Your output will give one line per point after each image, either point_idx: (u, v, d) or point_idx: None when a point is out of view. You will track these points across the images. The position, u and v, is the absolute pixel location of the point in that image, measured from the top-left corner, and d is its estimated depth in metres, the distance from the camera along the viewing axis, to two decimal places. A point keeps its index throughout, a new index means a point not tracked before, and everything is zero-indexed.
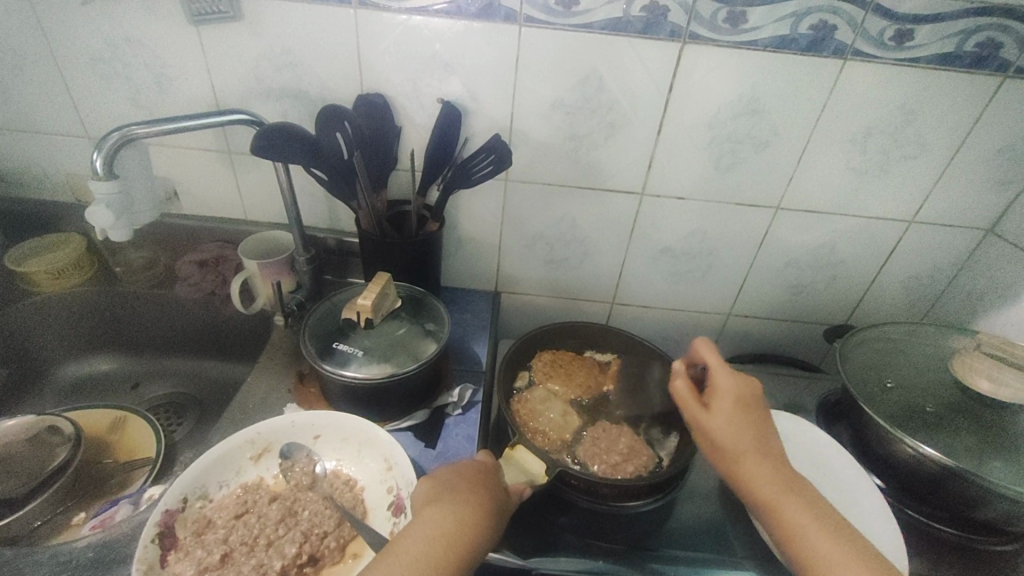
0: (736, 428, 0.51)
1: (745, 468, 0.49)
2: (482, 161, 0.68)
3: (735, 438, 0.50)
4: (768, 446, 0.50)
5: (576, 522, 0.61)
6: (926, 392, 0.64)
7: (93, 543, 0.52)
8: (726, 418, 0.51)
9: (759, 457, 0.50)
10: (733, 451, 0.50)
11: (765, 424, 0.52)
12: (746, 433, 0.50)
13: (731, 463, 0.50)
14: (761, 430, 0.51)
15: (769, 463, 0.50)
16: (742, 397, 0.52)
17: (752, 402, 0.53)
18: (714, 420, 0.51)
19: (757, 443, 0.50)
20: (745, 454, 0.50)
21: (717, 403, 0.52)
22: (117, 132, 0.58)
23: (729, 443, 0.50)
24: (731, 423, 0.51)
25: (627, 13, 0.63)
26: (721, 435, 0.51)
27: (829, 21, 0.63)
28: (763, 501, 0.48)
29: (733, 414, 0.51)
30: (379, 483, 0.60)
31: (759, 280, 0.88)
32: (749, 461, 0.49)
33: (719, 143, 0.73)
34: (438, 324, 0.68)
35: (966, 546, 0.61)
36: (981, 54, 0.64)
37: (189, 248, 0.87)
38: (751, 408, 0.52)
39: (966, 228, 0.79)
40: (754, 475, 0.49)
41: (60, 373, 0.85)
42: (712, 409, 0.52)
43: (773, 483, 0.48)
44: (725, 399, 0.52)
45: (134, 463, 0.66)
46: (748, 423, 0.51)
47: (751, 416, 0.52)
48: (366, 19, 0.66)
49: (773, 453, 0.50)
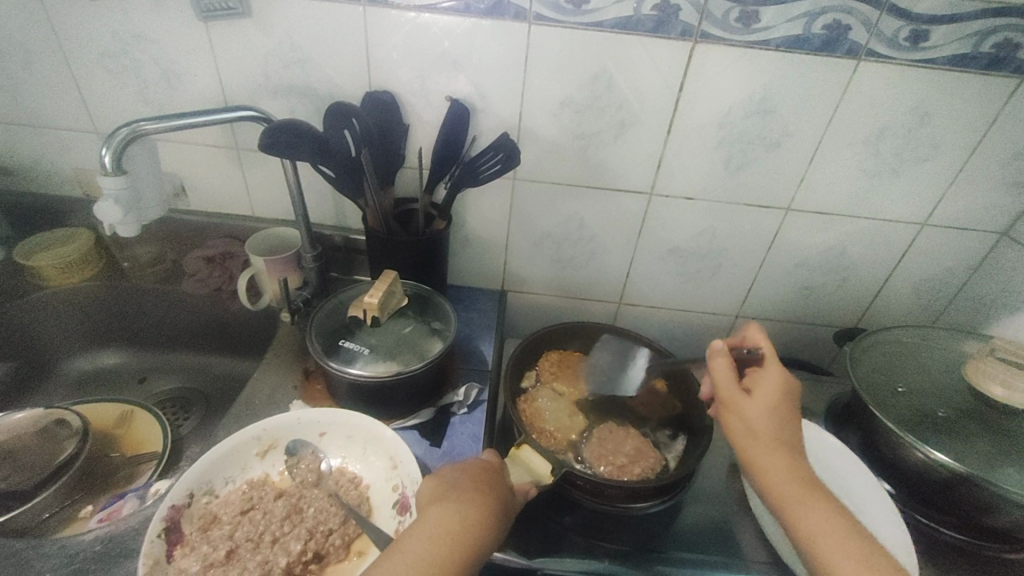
0: (775, 420, 0.50)
1: (770, 460, 0.49)
2: (491, 159, 0.67)
3: (771, 429, 0.50)
4: (796, 440, 0.50)
5: (581, 523, 0.61)
6: (937, 397, 0.63)
7: (100, 537, 0.52)
8: (767, 407, 0.50)
9: (785, 451, 0.49)
10: (765, 442, 0.50)
11: (797, 419, 0.52)
12: (782, 425, 0.50)
13: (757, 454, 0.50)
14: (793, 425, 0.51)
15: (794, 458, 0.49)
16: (788, 387, 0.51)
17: (793, 396, 0.52)
18: (754, 409, 0.50)
19: (787, 437, 0.50)
20: (774, 445, 0.49)
21: (760, 391, 0.51)
22: (127, 127, 0.58)
23: (765, 432, 0.50)
24: (771, 414, 0.50)
25: (638, 12, 0.63)
26: (757, 424, 0.50)
27: (843, 21, 0.62)
28: (781, 498, 0.48)
29: (774, 406, 0.50)
30: (384, 481, 0.60)
31: (767, 282, 0.87)
32: (776, 453, 0.49)
33: (729, 144, 0.72)
34: (445, 323, 0.67)
35: (975, 552, 0.61)
36: (997, 56, 0.63)
37: (197, 243, 0.87)
38: (791, 401, 0.51)
39: (979, 231, 0.78)
40: (777, 468, 0.49)
41: (68, 367, 0.85)
42: (754, 397, 0.51)
43: (794, 481, 0.48)
44: (770, 388, 0.51)
45: (141, 457, 0.66)
46: (784, 416, 0.51)
47: (788, 409, 0.51)
48: (376, 16, 0.66)
49: (798, 449, 0.50)
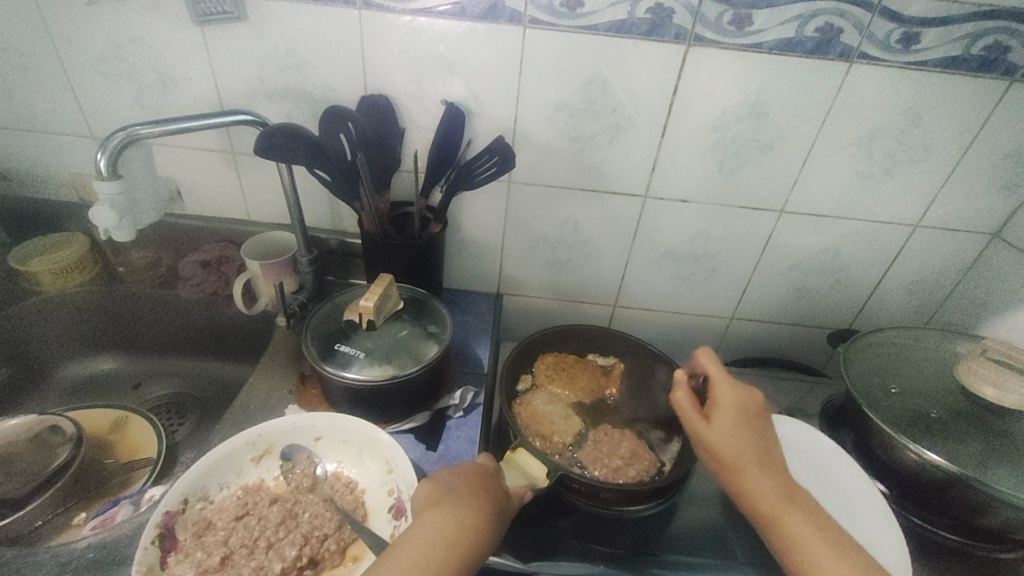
0: (739, 444, 0.50)
1: (746, 482, 0.49)
2: (485, 163, 0.67)
3: (737, 453, 0.49)
4: (768, 459, 0.50)
5: (577, 526, 0.61)
6: (931, 397, 0.63)
7: (94, 544, 0.52)
8: (728, 432, 0.50)
9: (760, 471, 0.49)
10: (736, 466, 0.49)
11: (767, 439, 0.51)
12: (747, 448, 0.50)
13: (731, 477, 0.50)
14: (763, 445, 0.50)
15: (770, 478, 0.49)
16: (744, 411, 0.51)
17: (755, 416, 0.51)
18: (716, 435, 0.50)
19: (757, 458, 0.49)
20: (746, 467, 0.49)
21: (719, 416, 0.51)
22: (121, 132, 0.59)
23: (732, 457, 0.49)
24: (733, 439, 0.50)
25: (632, 15, 0.63)
26: (723, 450, 0.50)
27: (836, 23, 0.62)
28: (766, 515, 0.48)
29: (735, 429, 0.50)
30: (380, 486, 0.60)
31: (762, 284, 0.87)
32: (751, 476, 0.49)
33: (723, 146, 0.73)
34: (440, 326, 0.67)
35: (967, 552, 0.61)
36: (988, 58, 0.64)
37: (192, 247, 0.87)
38: (754, 422, 0.51)
39: (972, 233, 0.79)
40: (757, 489, 0.49)
41: (62, 372, 0.85)
42: (713, 422, 0.51)
43: (776, 497, 0.48)
44: (726, 414, 0.51)
45: (135, 463, 0.66)
46: (749, 438, 0.50)
47: (753, 432, 0.50)
48: (371, 20, 0.66)
49: (773, 466, 0.50)
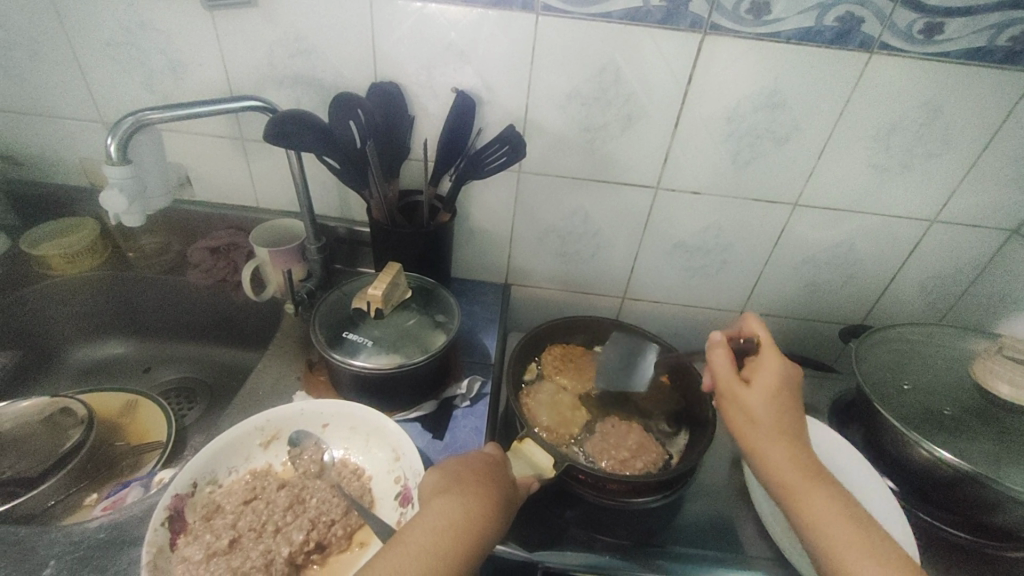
0: (775, 410, 0.50)
1: (772, 446, 0.49)
2: (496, 151, 0.67)
3: (772, 416, 0.50)
4: (799, 427, 0.50)
5: (581, 517, 0.61)
6: (945, 395, 0.62)
7: (104, 524, 0.52)
8: (765, 396, 0.50)
9: (788, 437, 0.49)
10: (766, 430, 0.49)
11: (799, 408, 0.51)
12: (782, 415, 0.50)
13: (758, 441, 0.50)
14: (795, 413, 0.51)
15: (796, 444, 0.49)
16: (786, 379, 0.51)
17: (794, 387, 0.52)
18: (753, 398, 0.50)
19: (789, 425, 0.50)
20: (776, 432, 0.49)
21: (759, 380, 0.51)
22: (131, 117, 0.58)
23: (766, 420, 0.49)
24: (771, 401, 0.50)
25: (647, 3, 0.62)
26: (759, 413, 0.50)
27: (856, 12, 0.61)
28: (784, 486, 0.48)
29: (774, 394, 0.50)
30: (386, 473, 0.60)
31: (773, 277, 0.86)
32: (778, 440, 0.49)
33: (736, 138, 0.72)
34: (448, 316, 0.67)
35: (979, 551, 0.60)
36: (1013, 49, 0.62)
37: (201, 234, 0.87)
38: (790, 391, 0.51)
39: (989, 229, 0.77)
40: (780, 455, 0.48)
41: (73, 356, 0.85)
42: (753, 386, 0.51)
43: (796, 467, 0.48)
44: (769, 376, 0.51)
45: (144, 447, 0.67)
46: (784, 405, 0.50)
47: (789, 398, 0.51)
48: (381, 5, 0.65)
49: (802, 436, 0.50)
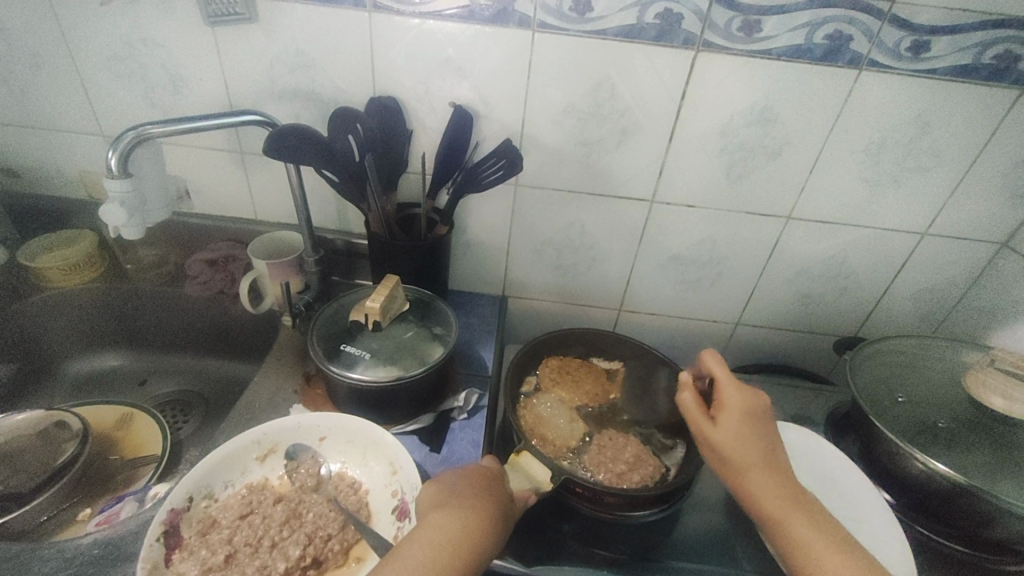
0: (748, 443, 0.50)
1: (752, 482, 0.49)
2: (493, 165, 0.68)
3: (744, 450, 0.49)
4: (775, 459, 0.50)
5: (579, 530, 0.61)
6: (938, 407, 0.63)
7: (98, 540, 0.52)
8: (732, 431, 0.50)
9: (766, 471, 0.49)
10: (739, 464, 0.49)
11: (773, 436, 0.51)
12: (755, 448, 0.49)
13: (737, 476, 0.49)
14: (769, 445, 0.50)
15: (776, 477, 0.49)
16: (752, 412, 0.51)
17: (760, 416, 0.51)
18: (721, 436, 0.50)
19: (764, 459, 0.49)
20: (751, 468, 0.49)
21: (724, 415, 0.51)
22: (132, 131, 0.59)
23: (736, 456, 0.49)
24: (740, 438, 0.50)
25: (641, 20, 0.63)
26: (730, 447, 0.50)
27: (845, 31, 0.62)
28: (768, 516, 0.48)
29: (741, 429, 0.50)
30: (384, 486, 0.60)
31: (767, 289, 0.87)
32: (755, 476, 0.49)
33: (730, 152, 0.73)
34: (446, 328, 0.68)
35: (975, 564, 0.60)
36: (999, 67, 0.63)
37: (200, 246, 0.87)
38: (760, 424, 0.51)
39: (980, 242, 0.78)
40: (760, 491, 0.48)
41: (67, 369, 0.85)
42: (720, 425, 0.51)
43: (780, 498, 0.48)
44: (734, 412, 0.51)
45: (139, 461, 0.66)
46: (756, 439, 0.50)
47: (758, 429, 0.50)
48: (381, 22, 0.66)
49: (778, 465, 0.50)
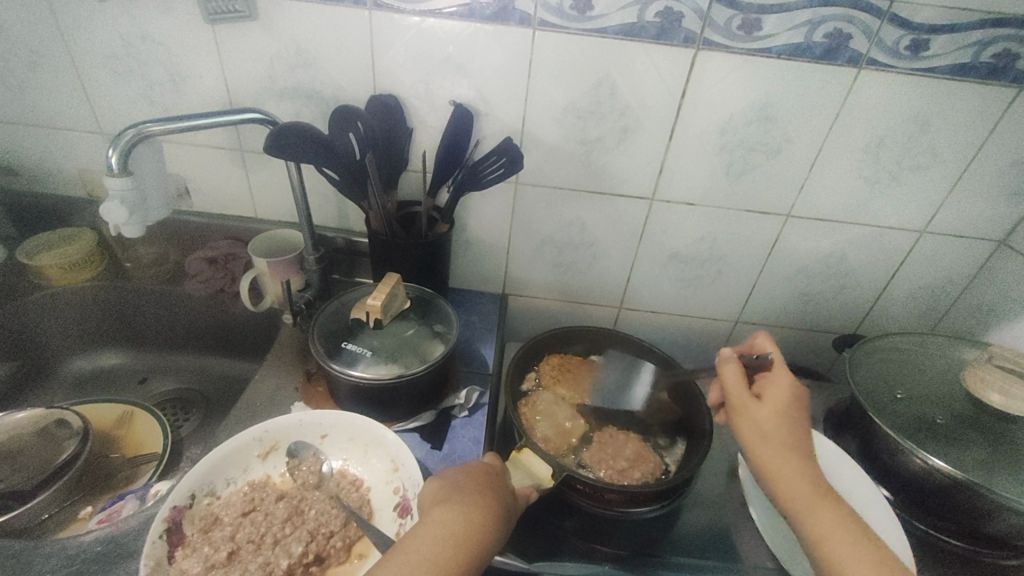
0: (785, 425, 0.51)
1: (784, 463, 0.49)
2: (494, 163, 0.68)
3: (781, 432, 0.51)
4: (807, 448, 0.51)
5: (580, 526, 0.61)
6: (937, 404, 0.63)
7: (101, 538, 0.52)
8: (773, 411, 0.52)
9: (798, 454, 0.50)
10: (777, 445, 0.50)
11: (806, 426, 0.52)
12: (793, 431, 0.51)
13: (769, 455, 0.50)
14: (804, 432, 0.52)
15: (807, 463, 0.50)
16: (797, 397, 0.53)
17: (799, 404, 0.53)
18: (764, 412, 0.52)
19: (799, 443, 0.50)
20: (787, 449, 0.50)
21: (770, 395, 0.53)
22: (132, 129, 0.59)
23: (773, 435, 0.51)
24: (782, 419, 0.51)
25: (642, 19, 0.64)
26: (769, 426, 0.51)
27: (844, 29, 0.63)
28: (791, 502, 0.48)
29: (784, 411, 0.51)
30: (385, 484, 0.60)
31: (766, 287, 0.88)
32: (789, 457, 0.49)
33: (729, 150, 0.73)
34: (447, 326, 0.68)
35: (973, 559, 0.61)
36: (997, 65, 0.64)
37: (199, 244, 0.87)
38: (799, 411, 0.52)
39: (978, 240, 0.79)
40: (790, 473, 0.49)
41: (67, 367, 0.85)
42: (763, 402, 0.52)
43: (810, 485, 0.48)
44: (781, 392, 0.52)
45: (139, 459, 0.66)
46: (794, 423, 0.51)
47: (797, 414, 0.52)
48: (381, 20, 0.66)
49: (810, 455, 0.50)
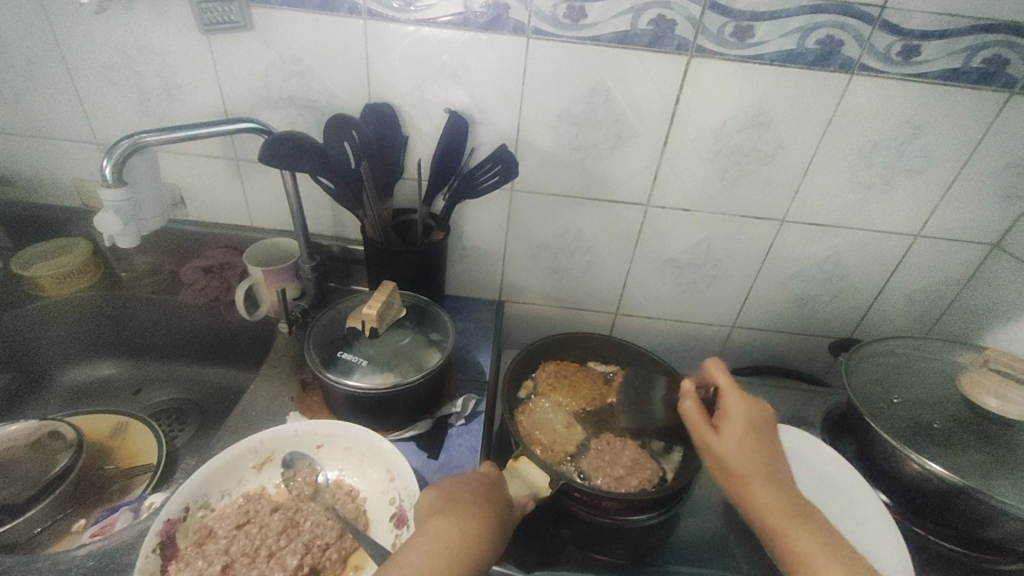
0: (748, 452, 0.52)
1: (755, 491, 0.50)
2: (488, 171, 0.68)
3: (745, 459, 0.51)
4: (776, 471, 0.51)
5: (577, 535, 0.60)
6: (932, 408, 0.63)
7: (93, 552, 0.51)
8: (734, 438, 0.52)
9: (767, 479, 0.50)
10: (742, 474, 0.50)
11: (770, 446, 0.53)
12: (757, 458, 0.51)
13: (739, 485, 0.51)
14: (769, 455, 0.52)
15: (777, 485, 0.50)
16: (753, 422, 0.53)
17: (760, 426, 0.54)
18: (724, 442, 0.52)
19: (766, 468, 0.51)
20: (754, 475, 0.50)
21: (726, 424, 0.54)
22: (127, 139, 0.59)
23: (738, 465, 0.51)
24: (742, 447, 0.52)
25: (635, 27, 0.64)
26: (732, 455, 0.52)
27: (836, 36, 0.63)
28: (771, 527, 0.48)
29: (743, 438, 0.52)
30: (381, 494, 0.60)
31: (762, 292, 0.88)
32: (758, 483, 0.50)
33: (724, 155, 0.73)
34: (442, 334, 0.67)
35: (972, 565, 0.61)
36: (988, 70, 0.64)
37: (195, 253, 0.87)
38: (761, 434, 0.53)
39: (972, 244, 0.79)
40: (762, 498, 0.49)
41: (61, 378, 0.84)
42: (722, 432, 0.53)
43: (783, 508, 0.49)
44: (735, 420, 0.53)
45: (134, 470, 0.66)
46: (757, 447, 0.52)
47: (759, 438, 0.53)
48: (375, 28, 0.67)
49: (780, 477, 0.51)
